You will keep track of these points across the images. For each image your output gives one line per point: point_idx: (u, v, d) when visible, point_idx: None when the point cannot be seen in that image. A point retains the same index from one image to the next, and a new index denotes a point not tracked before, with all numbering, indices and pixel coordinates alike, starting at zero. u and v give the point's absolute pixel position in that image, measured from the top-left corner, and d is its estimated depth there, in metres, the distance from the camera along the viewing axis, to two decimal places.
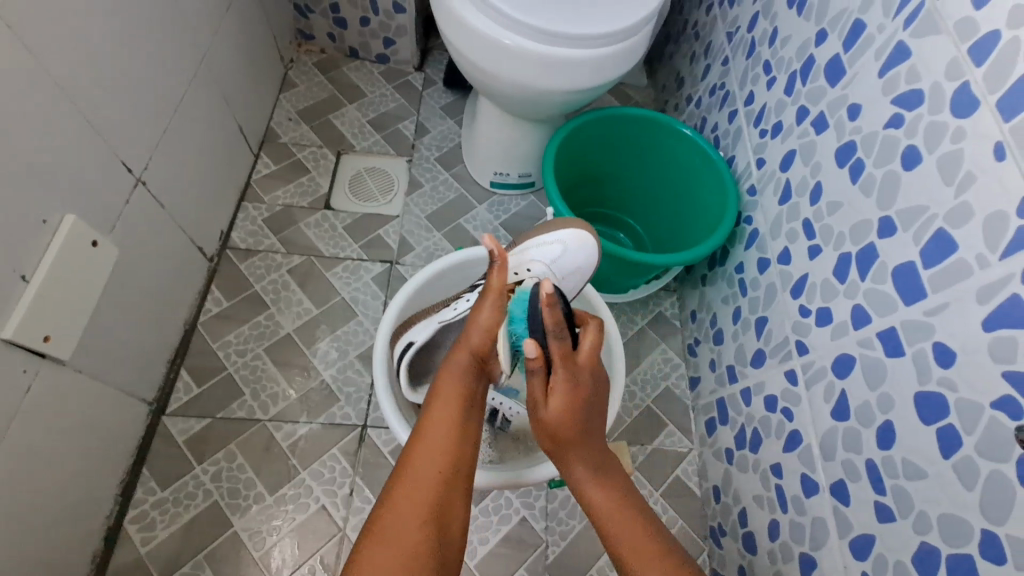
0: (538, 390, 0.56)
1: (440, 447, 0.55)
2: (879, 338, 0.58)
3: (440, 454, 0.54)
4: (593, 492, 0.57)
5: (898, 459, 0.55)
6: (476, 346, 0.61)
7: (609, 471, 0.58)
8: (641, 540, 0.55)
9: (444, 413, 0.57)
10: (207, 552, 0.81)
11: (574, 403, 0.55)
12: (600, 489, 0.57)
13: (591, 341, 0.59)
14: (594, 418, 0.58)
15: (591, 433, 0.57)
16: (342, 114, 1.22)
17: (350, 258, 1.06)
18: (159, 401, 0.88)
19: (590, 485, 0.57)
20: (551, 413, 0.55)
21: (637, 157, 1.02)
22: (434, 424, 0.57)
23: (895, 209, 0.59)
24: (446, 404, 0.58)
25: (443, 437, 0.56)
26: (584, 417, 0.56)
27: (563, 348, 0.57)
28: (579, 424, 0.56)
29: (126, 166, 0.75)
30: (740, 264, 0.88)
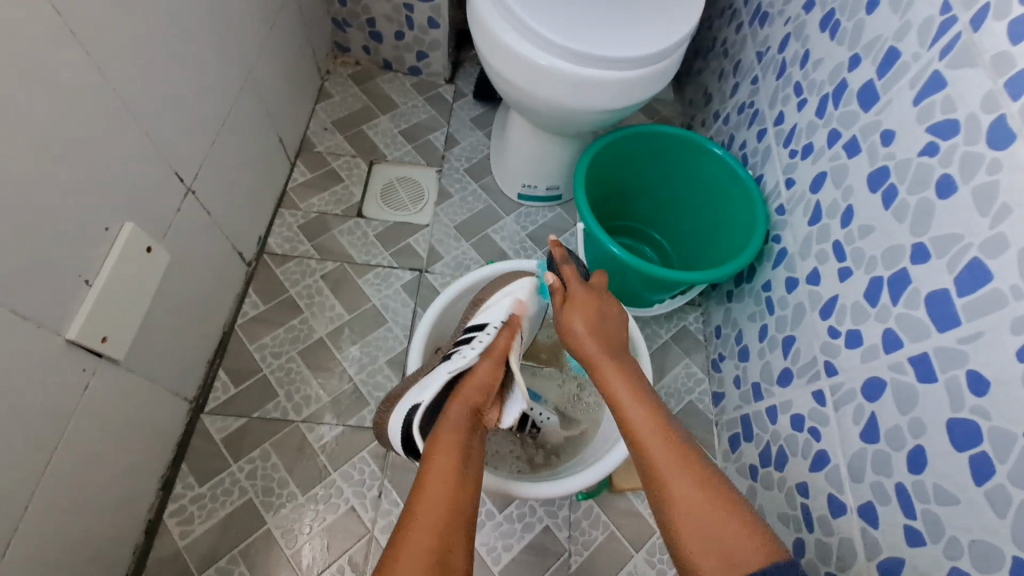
0: (559, 296, 0.71)
1: (447, 478, 0.57)
2: (911, 362, 0.59)
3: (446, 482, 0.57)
4: (628, 404, 0.61)
5: (929, 484, 0.55)
6: (475, 399, 0.67)
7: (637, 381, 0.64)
8: (681, 479, 0.54)
9: (443, 463, 0.59)
10: (241, 548, 0.84)
11: (592, 311, 0.68)
12: (627, 392, 0.62)
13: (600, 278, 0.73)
14: (614, 332, 0.69)
15: (612, 341, 0.67)
16: (375, 124, 1.25)
17: (381, 266, 1.09)
18: (198, 399, 0.91)
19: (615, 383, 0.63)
20: (576, 314, 0.68)
21: (665, 173, 1.04)
22: (433, 476, 0.58)
23: (929, 236, 0.59)
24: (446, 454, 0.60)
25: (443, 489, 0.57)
26: (601, 324, 0.68)
27: (574, 271, 0.72)
28: (597, 330, 0.67)
29: (179, 175, 0.79)
30: (767, 282, 0.89)
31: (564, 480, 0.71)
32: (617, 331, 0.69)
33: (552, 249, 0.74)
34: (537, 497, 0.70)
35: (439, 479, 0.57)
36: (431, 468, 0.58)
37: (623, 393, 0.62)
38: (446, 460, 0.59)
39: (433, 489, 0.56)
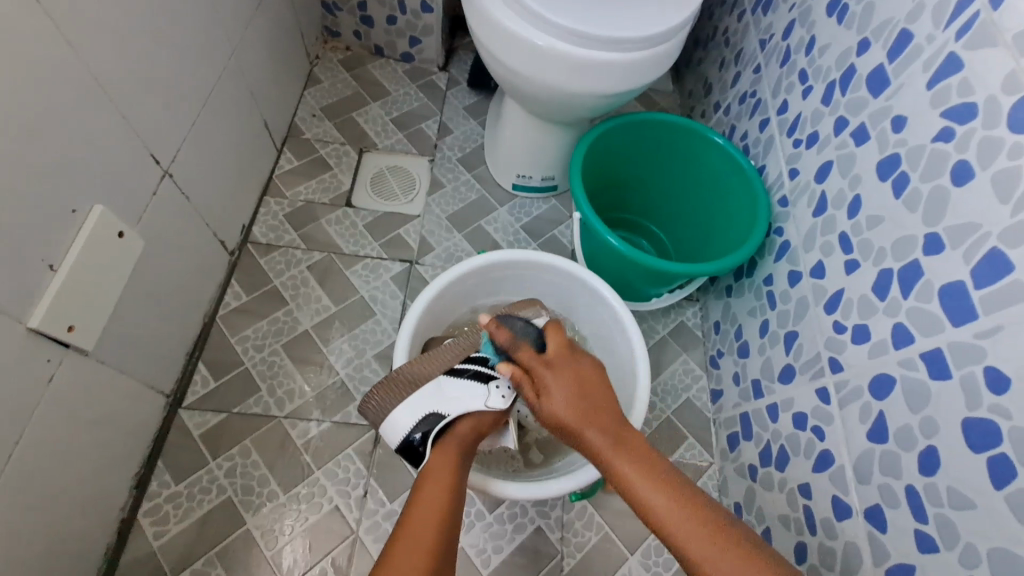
0: (529, 389, 0.64)
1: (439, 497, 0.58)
2: (923, 359, 0.56)
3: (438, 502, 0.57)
4: (643, 488, 0.55)
5: (942, 487, 0.53)
6: (485, 421, 0.67)
7: (641, 453, 0.58)
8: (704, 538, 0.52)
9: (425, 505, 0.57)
10: (219, 549, 0.80)
11: (567, 388, 0.62)
12: (633, 468, 0.56)
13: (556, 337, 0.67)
14: (602, 400, 0.62)
15: (605, 413, 0.61)
16: (365, 112, 1.21)
17: (370, 257, 1.05)
18: (176, 394, 0.87)
19: (619, 462, 0.57)
20: (554, 398, 0.61)
21: (664, 164, 1.00)
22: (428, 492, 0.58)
23: (944, 226, 0.57)
24: (428, 496, 0.57)
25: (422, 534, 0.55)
26: (581, 396, 0.61)
27: (530, 353, 0.66)
28: (580, 407, 0.60)
29: (155, 158, 0.75)
30: (769, 276, 0.86)
31: (571, 475, 0.68)
32: (604, 399, 0.62)
33: (495, 336, 0.68)
34: (536, 499, 0.66)
35: (423, 524, 0.56)
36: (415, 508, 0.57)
37: (633, 472, 0.56)
38: (432, 501, 0.57)
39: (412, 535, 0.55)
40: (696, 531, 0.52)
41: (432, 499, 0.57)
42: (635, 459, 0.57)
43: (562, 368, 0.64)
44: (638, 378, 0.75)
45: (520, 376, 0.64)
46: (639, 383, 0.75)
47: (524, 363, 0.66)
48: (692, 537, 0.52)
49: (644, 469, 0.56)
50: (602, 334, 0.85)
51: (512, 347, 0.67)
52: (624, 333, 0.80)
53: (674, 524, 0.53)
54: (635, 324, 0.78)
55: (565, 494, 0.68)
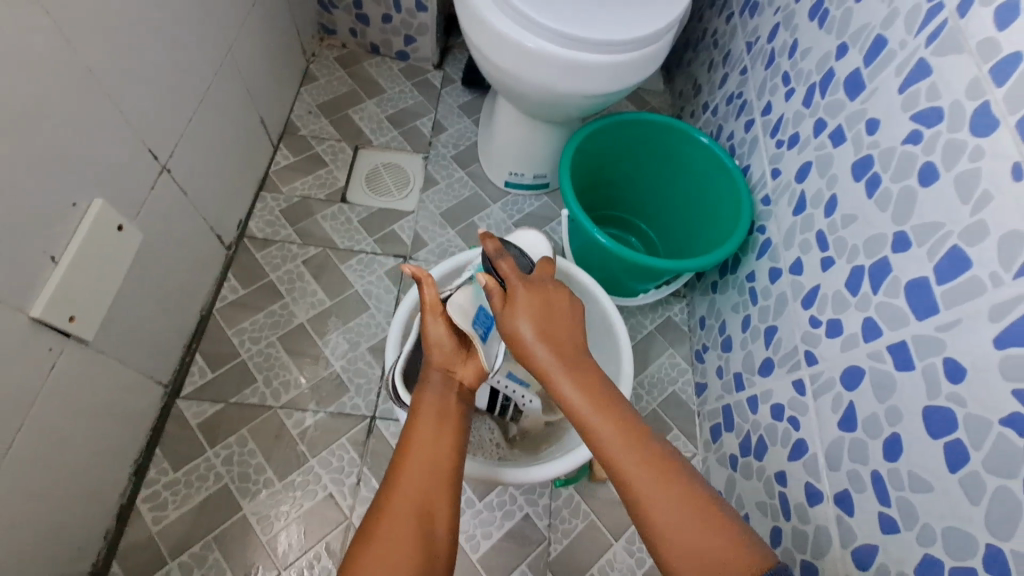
0: (497, 300, 0.58)
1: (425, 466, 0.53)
2: (889, 351, 0.59)
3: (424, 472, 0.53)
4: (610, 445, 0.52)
5: (904, 471, 0.55)
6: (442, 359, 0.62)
7: (597, 380, 0.55)
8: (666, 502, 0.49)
9: (424, 438, 0.55)
10: (216, 534, 0.82)
11: (535, 304, 0.57)
12: (576, 388, 0.54)
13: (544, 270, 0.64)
14: (565, 325, 0.58)
15: (563, 339, 0.56)
16: (361, 109, 1.23)
17: (364, 251, 1.07)
18: (174, 383, 0.90)
19: (564, 384, 0.54)
20: (519, 313, 0.56)
21: (652, 162, 1.03)
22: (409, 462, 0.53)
23: (911, 224, 0.60)
24: (427, 428, 0.56)
25: (425, 468, 0.53)
26: (548, 319, 0.57)
27: (512, 266, 0.60)
28: (545, 328, 0.56)
29: (153, 153, 0.76)
30: (751, 272, 0.88)
31: (556, 462, 0.70)
32: (570, 318, 0.58)
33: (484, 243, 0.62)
34: (526, 483, 0.69)
35: (411, 483, 0.52)
36: (412, 441, 0.55)
37: (579, 399, 0.53)
38: (414, 475, 0.52)
39: (411, 472, 0.53)
40: (639, 464, 0.50)
41: (431, 431, 0.56)
42: (580, 384, 0.54)
43: (546, 290, 0.59)
44: (621, 370, 0.78)
45: (494, 284, 0.59)
46: (622, 375, 0.77)
47: (502, 273, 0.59)
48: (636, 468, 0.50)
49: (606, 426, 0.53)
50: (589, 328, 0.88)
51: (495, 258, 0.61)
52: (609, 327, 0.82)
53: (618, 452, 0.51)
54: (619, 317, 0.81)
55: (550, 480, 0.70)
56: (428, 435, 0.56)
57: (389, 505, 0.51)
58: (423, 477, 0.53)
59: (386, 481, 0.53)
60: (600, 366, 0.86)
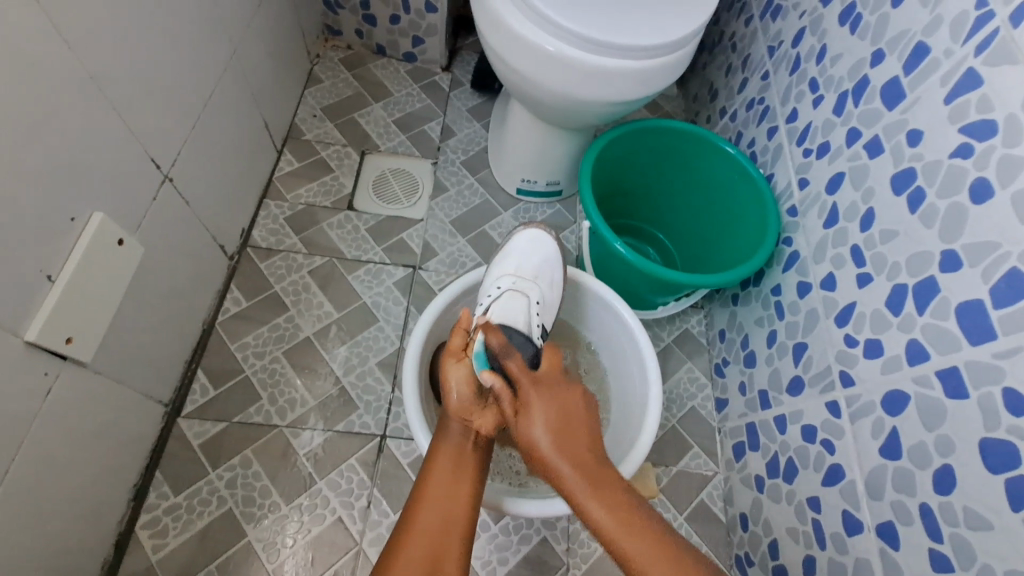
0: (508, 404, 0.62)
1: (440, 512, 0.57)
2: (939, 377, 0.56)
3: (439, 517, 0.57)
4: (598, 509, 0.56)
5: (958, 506, 0.52)
6: (462, 406, 0.64)
7: (604, 481, 0.57)
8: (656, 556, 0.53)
9: (440, 485, 0.59)
10: (220, 561, 0.78)
11: (550, 413, 0.61)
12: (598, 504, 0.56)
13: (551, 356, 0.67)
14: (580, 434, 0.61)
15: (576, 448, 0.59)
16: (367, 113, 1.19)
17: (372, 261, 1.03)
18: (175, 402, 0.86)
19: (591, 506, 0.56)
20: (534, 425, 0.60)
21: (673, 171, 1.00)
22: (426, 503, 0.58)
23: (961, 243, 0.57)
24: (444, 475, 0.60)
25: (439, 517, 0.57)
26: (561, 425, 0.60)
27: (520, 365, 0.64)
28: (559, 430, 0.60)
29: (155, 161, 0.73)
30: (777, 286, 0.85)
31: None
32: (583, 421, 0.62)
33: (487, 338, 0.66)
34: (549, 517, 0.65)
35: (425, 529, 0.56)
36: (428, 486, 0.59)
37: (592, 502, 0.56)
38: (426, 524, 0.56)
39: (429, 516, 0.57)
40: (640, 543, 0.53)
41: (447, 478, 0.60)
42: (603, 498, 0.56)
43: (546, 390, 0.63)
44: (649, 391, 0.74)
45: (502, 391, 0.62)
46: (650, 395, 0.73)
47: (512, 374, 0.64)
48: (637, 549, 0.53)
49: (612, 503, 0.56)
50: (611, 344, 0.84)
51: (503, 355, 0.65)
52: (635, 344, 0.79)
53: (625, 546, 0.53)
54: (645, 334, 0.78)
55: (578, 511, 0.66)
56: (443, 481, 0.60)
57: (408, 542, 0.55)
58: (439, 519, 0.57)
59: (404, 520, 0.57)
60: (623, 385, 0.82)
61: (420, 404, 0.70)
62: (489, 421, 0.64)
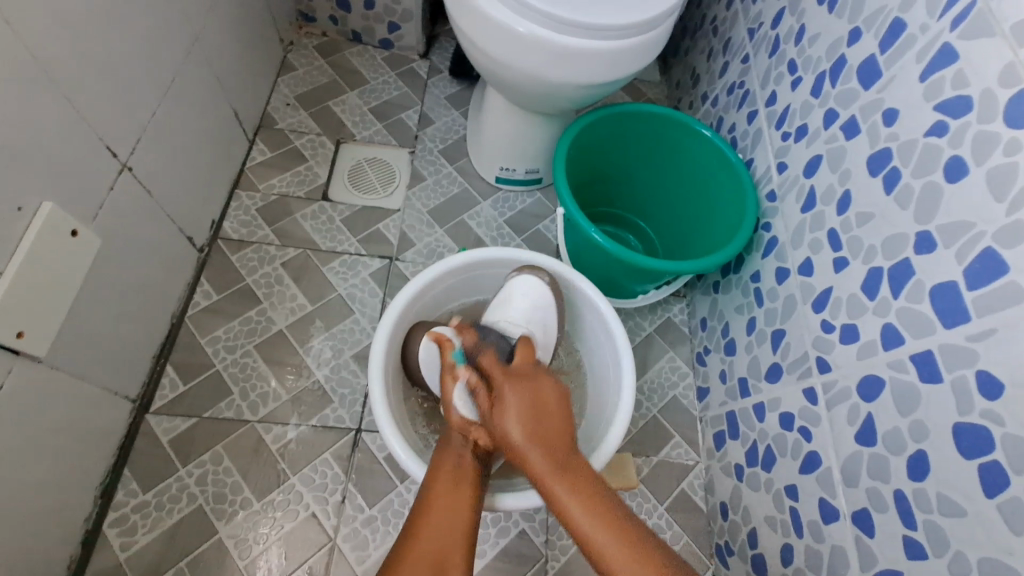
0: (484, 402, 0.60)
1: (445, 518, 0.54)
2: (913, 361, 0.55)
3: (445, 522, 0.54)
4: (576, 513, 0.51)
5: (931, 492, 0.51)
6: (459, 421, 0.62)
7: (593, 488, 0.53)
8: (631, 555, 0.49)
9: (445, 487, 0.57)
10: (191, 559, 0.77)
11: (522, 400, 0.58)
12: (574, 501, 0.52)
13: (523, 352, 0.65)
14: (555, 434, 0.56)
15: (550, 433, 0.56)
16: (342, 101, 1.17)
17: (348, 253, 1.01)
18: (143, 398, 0.84)
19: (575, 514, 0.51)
20: (505, 416, 0.57)
21: (651, 157, 0.98)
22: (435, 505, 0.55)
23: (936, 224, 0.55)
24: (446, 486, 0.57)
25: (445, 516, 0.55)
26: (534, 414, 0.57)
27: (491, 360, 0.63)
28: (530, 430, 0.56)
29: (111, 149, 0.70)
30: (756, 272, 0.84)
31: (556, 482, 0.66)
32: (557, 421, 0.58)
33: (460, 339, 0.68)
34: (527, 509, 0.64)
35: (434, 532, 0.53)
36: (432, 505, 0.56)
37: (574, 502, 0.52)
38: (436, 529, 0.53)
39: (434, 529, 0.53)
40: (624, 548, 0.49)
41: (450, 483, 0.58)
42: (586, 504, 0.52)
43: (527, 382, 0.60)
44: (621, 380, 0.73)
45: (477, 383, 0.62)
46: (624, 383, 0.72)
47: (483, 368, 0.63)
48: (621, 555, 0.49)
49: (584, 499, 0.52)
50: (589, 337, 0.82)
51: (474, 352, 0.66)
52: (606, 331, 0.77)
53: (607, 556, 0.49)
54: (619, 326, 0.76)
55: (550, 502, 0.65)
56: (448, 495, 0.56)
57: (410, 551, 0.51)
58: (442, 533, 0.53)
59: (407, 531, 0.54)
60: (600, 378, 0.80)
61: (387, 396, 0.68)
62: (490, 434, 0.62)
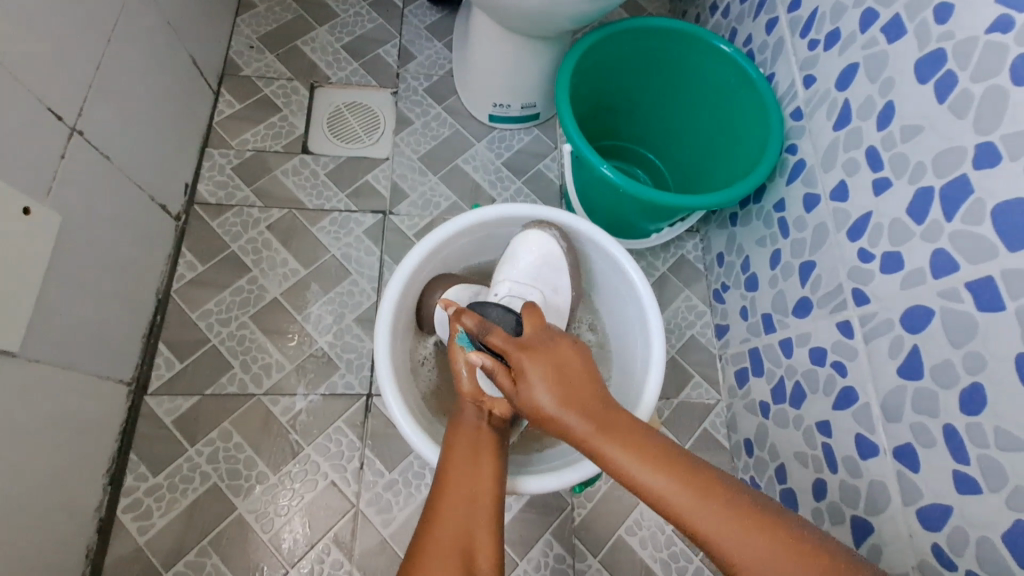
0: (504, 381, 0.52)
1: (465, 493, 0.51)
2: (969, 288, 0.50)
3: (466, 502, 0.50)
4: (616, 451, 0.46)
5: (988, 427, 0.48)
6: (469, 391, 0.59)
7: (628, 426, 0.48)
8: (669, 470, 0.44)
9: (461, 459, 0.54)
10: (212, 537, 0.75)
11: (546, 370, 0.49)
12: (621, 448, 0.46)
13: (533, 318, 0.56)
14: (580, 381, 0.50)
15: (582, 396, 0.49)
16: (311, 39, 1.05)
17: (337, 210, 0.94)
18: (139, 379, 0.79)
19: (609, 448, 0.46)
20: (534, 387, 0.49)
21: (664, 80, 0.88)
22: (454, 479, 0.52)
23: (1000, 133, 0.49)
24: (465, 462, 0.54)
25: (465, 488, 0.51)
26: (564, 379, 0.49)
27: (504, 337, 0.54)
28: (562, 395, 0.48)
29: (54, 112, 0.62)
30: (780, 201, 0.78)
31: (576, 466, 0.61)
32: (588, 381, 0.50)
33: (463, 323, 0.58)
34: (552, 492, 0.61)
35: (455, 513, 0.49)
36: (449, 476, 0.53)
37: (616, 447, 0.46)
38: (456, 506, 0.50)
39: (454, 509, 0.50)
40: (692, 495, 0.43)
41: (466, 455, 0.54)
42: (625, 439, 0.46)
43: (556, 350, 0.52)
44: (650, 347, 0.67)
45: (494, 367, 0.52)
46: (652, 349, 0.66)
47: (496, 349, 0.53)
48: (690, 504, 0.42)
49: (626, 443, 0.46)
50: (614, 297, 0.75)
51: (482, 334, 0.56)
52: (625, 280, 0.72)
53: (672, 496, 0.43)
54: (646, 290, 0.69)
55: (571, 485, 0.62)
56: (465, 468, 0.53)
57: (433, 537, 0.48)
58: (463, 510, 0.50)
59: (426, 515, 0.50)
60: (625, 341, 0.74)
61: (397, 368, 0.64)
62: (506, 407, 0.58)
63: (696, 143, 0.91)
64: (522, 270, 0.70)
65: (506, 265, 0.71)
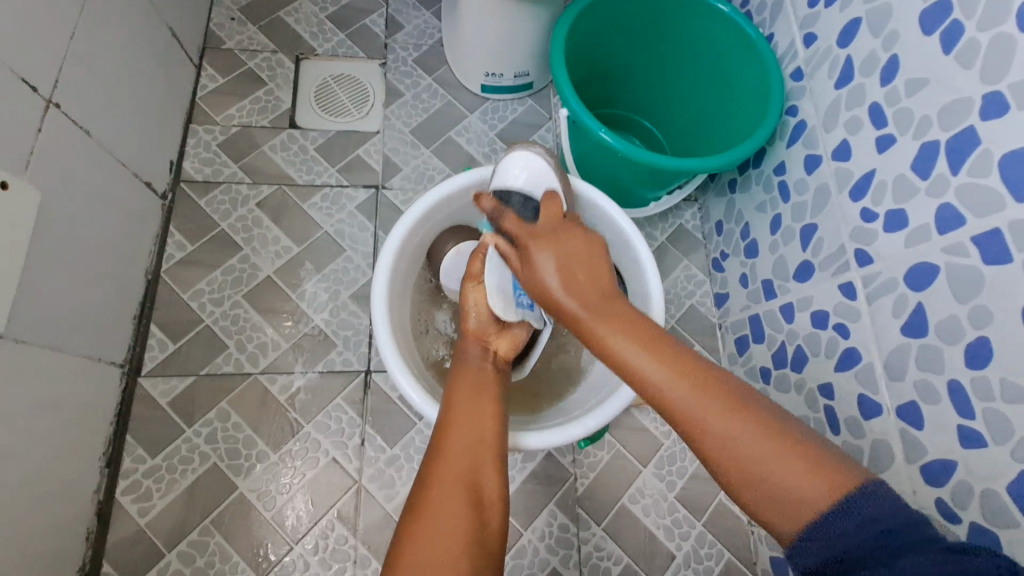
0: (514, 260, 0.57)
1: (468, 431, 0.51)
2: (975, 242, 0.50)
3: (470, 440, 0.51)
4: (622, 346, 0.47)
5: (994, 380, 0.48)
6: (478, 330, 0.63)
7: (648, 331, 0.48)
8: (660, 359, 0.46)
9: (465, 397, 0.55)
10: (214, 517, 0.75)
11: (555, 256, 0.52)
12: (625, 337, 0.47)
13: (551, 208, 0.59)
14: (582, 265, 0.52)
15: (586, 270, 0.51)
16: (295, 9, 1.01)
17: (328, 185, 0.91)
18: (132, 361, 0.78)
19: (610, 336, 0.48)
20: (542, 255, 0.53)
21: (660, 44, 0.86)
22: (460, 416, 0.53)
23: (1007, 81, 0.48)
24: (466, 398, 0.54)
25: (470, 427, 0.52)
26: (569, 264, 0.52)
27: (516, 222, 0.58)
28: (566, 270, 0.51)
29: (28, 83, 0.60)
30: (780, 164, 0.76)
31: (581, 420, 0.61)
32: (590, 258, 0.52)
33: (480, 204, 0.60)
34: (555, 447, 0.60)
35: (461, 451, 0.50)
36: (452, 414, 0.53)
37: (623, 344, 0.47)
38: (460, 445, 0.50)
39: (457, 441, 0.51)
40: (717, 409, 0.42)
41: (469, 394, 0.55)
42: (626, 330, 0.48)
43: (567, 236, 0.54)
44: (650, 310, 0.66)
45: (507, 248, 0.58)
46: (652, 312, 0.66)
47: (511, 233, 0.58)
48: (713, 417, 0.42)
49: (633, 337, 0.47)
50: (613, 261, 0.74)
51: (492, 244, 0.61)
52: (617, 233, 0.71)
53: (675, 398, 0.44)
54: (646, 253, 0.68)
55: (577, 441, 0.61)
56: (467, 407, 0.54)
57: (439, 470, 0.49)
58: (469, 445, 0.50)
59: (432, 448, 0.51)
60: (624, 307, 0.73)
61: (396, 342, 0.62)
62: (507, 348, 0.62)
63: (693, 108, 0.89)
64: (515, 198, 0.67)
65: (497, 194, 0.68)
